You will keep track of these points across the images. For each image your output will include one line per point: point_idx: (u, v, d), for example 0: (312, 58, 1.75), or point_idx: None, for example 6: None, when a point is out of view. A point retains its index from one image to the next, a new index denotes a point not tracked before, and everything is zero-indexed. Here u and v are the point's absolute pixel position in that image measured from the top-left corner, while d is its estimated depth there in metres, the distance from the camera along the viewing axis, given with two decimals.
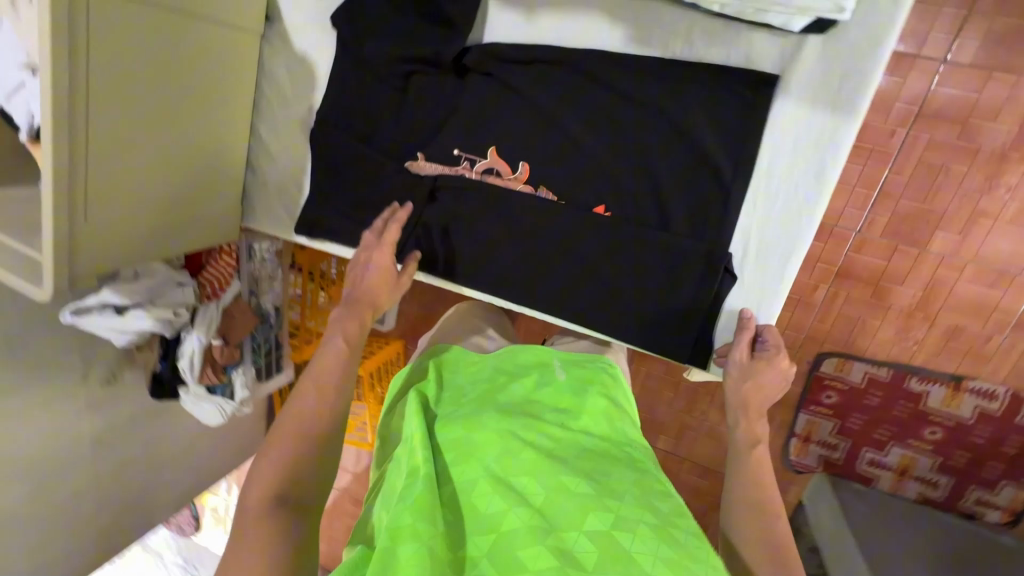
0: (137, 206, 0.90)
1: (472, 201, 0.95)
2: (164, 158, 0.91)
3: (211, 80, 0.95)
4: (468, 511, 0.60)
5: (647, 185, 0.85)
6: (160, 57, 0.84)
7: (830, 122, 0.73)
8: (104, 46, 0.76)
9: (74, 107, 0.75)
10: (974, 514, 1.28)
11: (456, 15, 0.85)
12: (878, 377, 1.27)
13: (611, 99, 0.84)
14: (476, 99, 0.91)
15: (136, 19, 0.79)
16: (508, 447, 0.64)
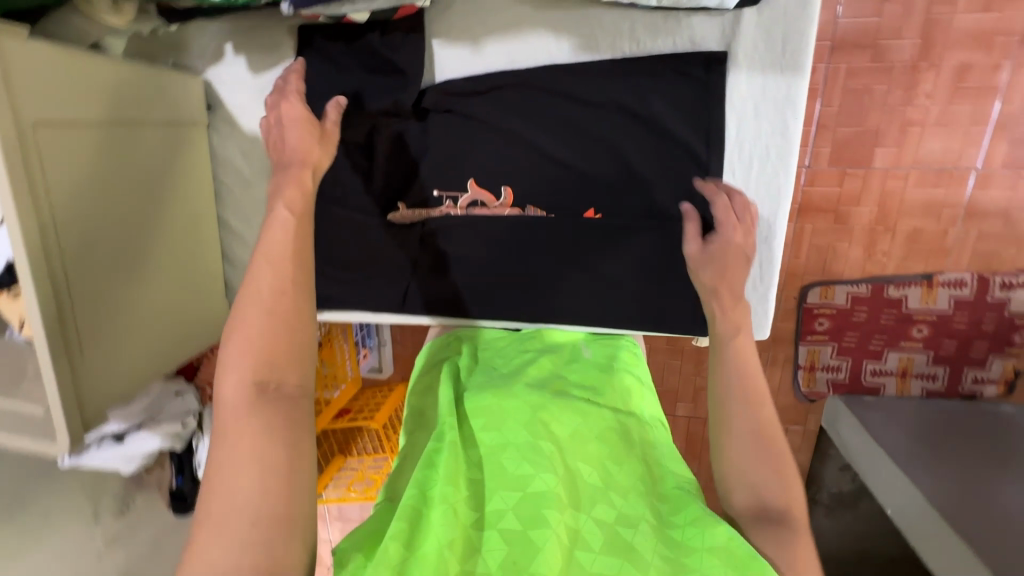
0: (129, 324, 0.88)
1: (463, 236, 0.95)
2: (142, 265, 0.89)
3: (173, 177, 0.92)
4: (494, 470, 0.65)
5: (627, 179, 0.87)
6: (120, 168, 0.82)
7: (782, 82, 0.78)
8: (63, 173, 0.74)
9: (48, 244, 0.72)
10: (974, 394, 1.34)
11: (404, 63, 0.85)
12: (860, 295, 1.33)
13: (574, 107, 0.86)
14: (441, 137, 0.91)
15: (85, 137, 0.77)
16: (539, 419, 0.70)
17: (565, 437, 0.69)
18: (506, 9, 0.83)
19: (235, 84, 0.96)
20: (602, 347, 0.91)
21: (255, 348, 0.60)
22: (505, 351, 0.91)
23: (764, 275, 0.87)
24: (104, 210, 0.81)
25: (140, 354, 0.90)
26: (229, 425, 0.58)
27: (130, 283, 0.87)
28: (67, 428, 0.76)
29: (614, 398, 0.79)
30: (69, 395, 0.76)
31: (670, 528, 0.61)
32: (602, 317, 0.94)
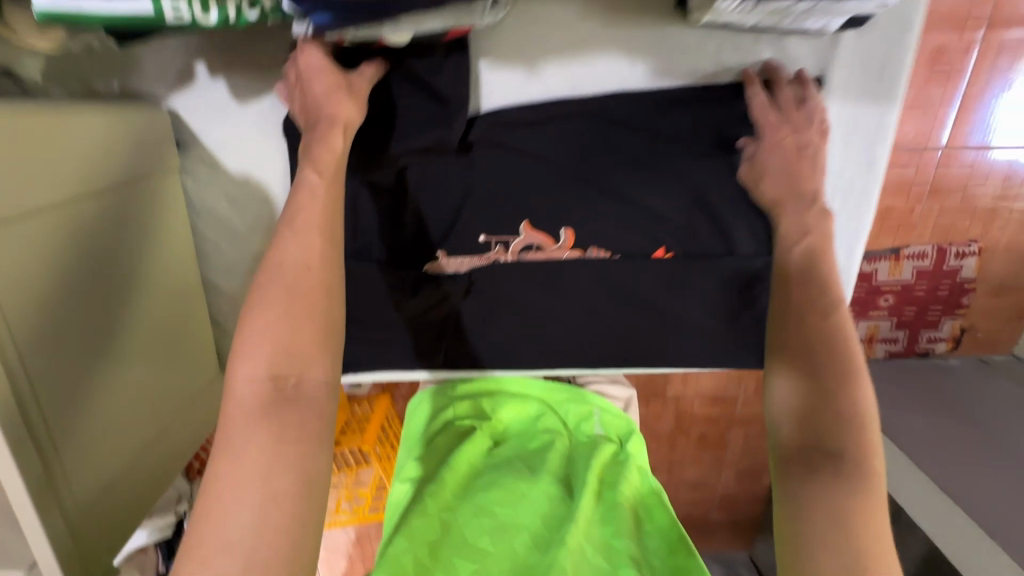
0: (134, 440, 0.71)
1: (515, 284, 0.84)
2: (134, 374, 0.70)
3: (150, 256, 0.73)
4: (502, 551, 0.68)
5: (700, 214, 0.80)
6: (95, 258, 0.63)
7: (874, 112, 0.72)
8: (22, 287, 0.54)
9: (20, 384, 0.53)
10: (926, 353, 1.33)
11: (451, 95, 0.72)
12: None
13: (645, 138, 0.76)
14: (487, 173, 0.78)
15: (43, 231, 0.57)
16: (550, 510, 0.74)
17: (577, 520, 0.71)
18: (572, 25, 0.72)
19: (215, 114, 0.75)
20: (612, 424, 0.90)
21: (277, 341, 0.53)
22: (515, 410, 0.91)
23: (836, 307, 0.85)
24: (83, 318, 0.62)
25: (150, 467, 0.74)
26: (240, 448, 0.50)
27: (132, 391, 0.70)
28: None
29: (620, 478, 0.80)
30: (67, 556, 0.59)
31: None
32: (666, 357, 0.89)
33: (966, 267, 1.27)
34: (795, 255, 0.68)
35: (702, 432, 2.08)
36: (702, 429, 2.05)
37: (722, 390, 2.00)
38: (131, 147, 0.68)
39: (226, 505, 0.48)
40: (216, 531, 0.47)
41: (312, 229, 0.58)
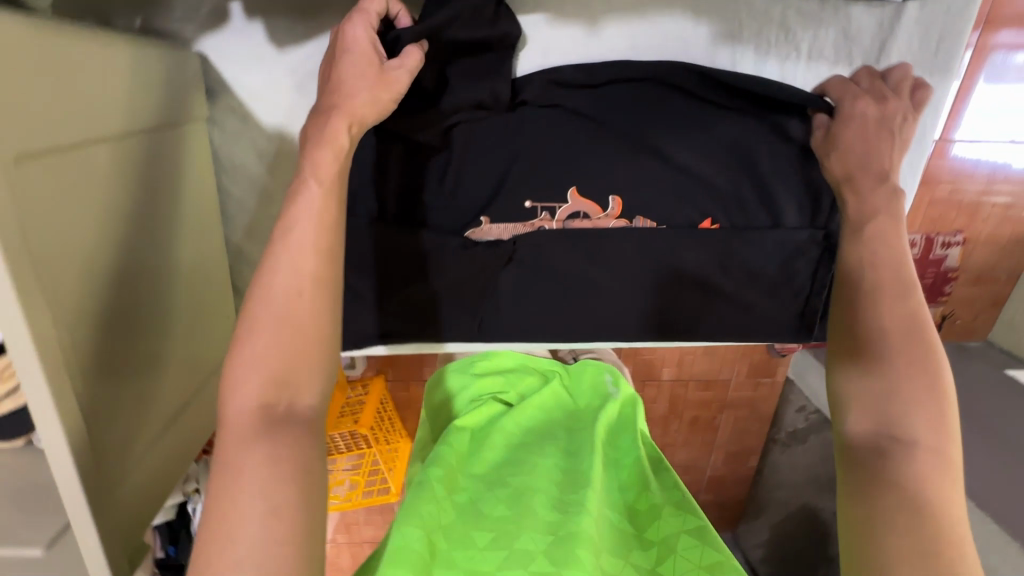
0: (159, 402, 0.65)
1: (556, 255, 0.81)
2: (156, 329, 0.64)
3: (175, 204, 0.67)
4: (517, 513, 0.71)
5: (748, 184, 0.79)
6: (129, 205, 0.58)
7: (928, 87, 0.73)
8: (68, 231, 0.49)
9: (70, 342, 0.49)
10: None
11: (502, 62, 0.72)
12: None
13: (705, 104, 0.75)
14: (537, 133, 0.76)
15: (83, 168, 0.51)
16: (564, 473, 0.77)
17: (592, 480, 0.73)
18: None
19: (251, 60, 0.69)
20: (626, 390, 0.89)
21: (269, 363, 0.49)
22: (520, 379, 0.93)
23: None
24: (114, 263, 0.56)
25: (183, 431, 0.71)
26: (236, 471, 0.45)
27: (156, 345, 0.64)
28: None
29: (632, 444, 0.83)
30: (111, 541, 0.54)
31: (662, 565, 0.69)
32: (704, 333, 0.88)
33: (950, 257, 1.30)
34: (864, 237, 0.63)
35: (694, 416, 2.11)
36: (695, 413, 2.08)
37: (716, 373, 2.03)
38: (163, 86, 0.62)
39: (246, 513, 0.43)
40: (223, 552, 0.42)
41: (317, 238, 0.53)
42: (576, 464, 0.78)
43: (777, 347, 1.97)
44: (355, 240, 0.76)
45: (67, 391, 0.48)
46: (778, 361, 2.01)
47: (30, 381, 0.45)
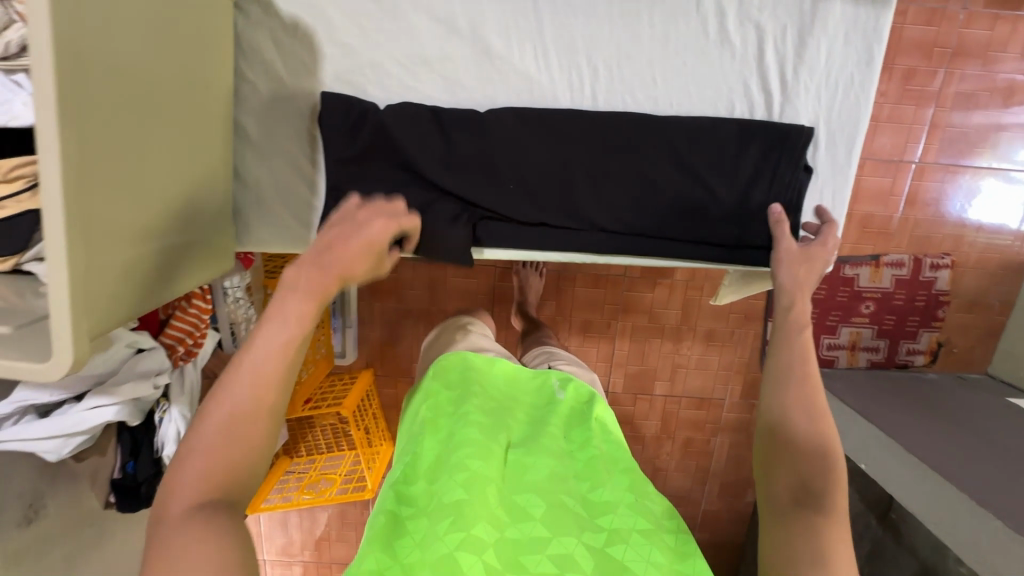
0: (142, 214, 0.68)
1: (535, 152, 0.87)
2: (149, 145, 0.68)
3: (197, 48, 0.74)
4: (475, 503, 0.66)
5: (714, 104, 0.86)
6: (138, 129, 0.66)
7: (870, 13, 0.81)
8: (91, 122, 0.58)
9: (72, 80, 0.55)
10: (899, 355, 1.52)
11: (469, 163, 0.87)
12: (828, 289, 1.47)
13: (671, 22, 0.83)
14: (522, 42, 0.84)
15: (112, 78, 0.61)
16: (522, 466, 0.73)
17: (542, 483, 0.71)
18: None
19: None
20: (576, 391, 0.87)
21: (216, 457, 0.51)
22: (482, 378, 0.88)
23: (835, 205, 0.90)
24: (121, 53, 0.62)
25: (149, 269, 0.70)
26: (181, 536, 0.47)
27: (143, 161, 0.67)
28: (67, 350, 0.54)
29: (589, 429, 0.80)
30: (78, 309, 0.56)
31: (610, 548, 0.64)
32: (676, 246, 0.90)
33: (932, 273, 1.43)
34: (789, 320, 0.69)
35: (688, 438, 2.08)
36: (688, 434, 2.07)
37: (710, 391, 2.01)
38: (201, 23, 0.74)
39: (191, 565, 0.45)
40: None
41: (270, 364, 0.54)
42: (533, 456, 0.74)
43: None
44: (345, 124, 0.84)
45: (67, 114, 0.54)
46: None
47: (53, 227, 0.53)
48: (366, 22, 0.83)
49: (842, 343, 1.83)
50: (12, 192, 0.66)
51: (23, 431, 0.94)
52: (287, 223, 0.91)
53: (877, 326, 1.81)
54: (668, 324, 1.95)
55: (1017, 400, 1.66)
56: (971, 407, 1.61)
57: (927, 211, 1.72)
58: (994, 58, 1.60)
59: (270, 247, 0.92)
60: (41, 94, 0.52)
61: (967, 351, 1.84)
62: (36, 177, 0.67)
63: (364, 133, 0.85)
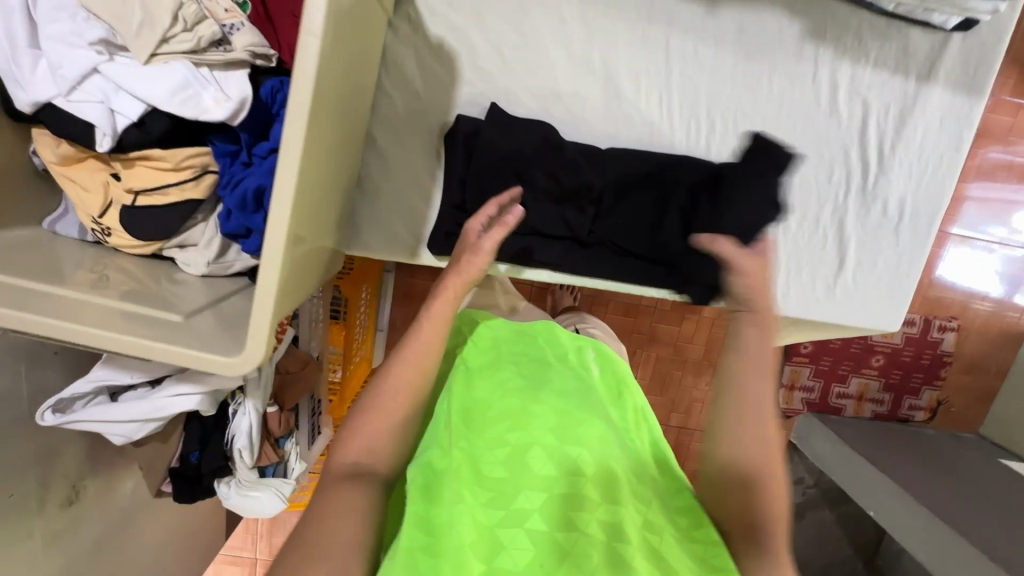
0: (305, 214, 0.67)
1: (643, 189, 0.91)
2: (320, 148, 0.67)
3: (352, 54, 0.71)
4: (519, 473, 0.63)
5: (815, 167, 0.93)
6: (319, 135, 0.65)
7: (966, 103, 0.90)
8: (312, 137, 0.58)
9: (318, 101, 0.54)
10: (906, 414, 1.94)
11: (591, 193, 0.90)
12: (823, 368, 1.89)
13: (788, 88, 0.90)
14: (651, 90, 0.89)
15: (324, 88, 0.59)
16: (569, 424, 0.67)
17: (594, 442, 0.66)
18: None
19: None
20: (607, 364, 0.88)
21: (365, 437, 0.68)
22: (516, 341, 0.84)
23: (910, 269, 0.98)
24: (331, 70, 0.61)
25: (296, 269, 0.71)
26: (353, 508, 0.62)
27: (314, 166, 0.66)
28: (263, 340, 0.56)
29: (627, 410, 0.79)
30: (275, 309, 0.57)
31: (654, 534, 0.60)
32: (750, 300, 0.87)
33: (931, 337, 1.86)
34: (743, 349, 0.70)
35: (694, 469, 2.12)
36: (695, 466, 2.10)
37: None
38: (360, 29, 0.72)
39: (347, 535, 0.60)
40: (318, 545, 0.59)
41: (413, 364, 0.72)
42: (580, 416, 0.69)
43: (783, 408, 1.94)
44: (473, 147, 0.88)
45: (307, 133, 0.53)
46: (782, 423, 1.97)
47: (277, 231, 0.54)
48: (508, 51, 0.87)
49: (850, 393, 1.92)
50: (178, 181, 0.67)
51: (100, 413, 0.93)
52: (395, 231, 0.94)
53: (884, 379, 1.91)
54: (690, 356, 2.00)
55: (1006, 462, 1.73)
56: (970, 465, 1.69)
57: (941, 276, 1.83)
58: (1013, 142, 1.75)
59: (373, 253, 0.94)
60: (299, 111, 0.51)
61: (963, 411, 1.95)
62: (205, 169, 0.68)
63: (494, 151, 0.88)
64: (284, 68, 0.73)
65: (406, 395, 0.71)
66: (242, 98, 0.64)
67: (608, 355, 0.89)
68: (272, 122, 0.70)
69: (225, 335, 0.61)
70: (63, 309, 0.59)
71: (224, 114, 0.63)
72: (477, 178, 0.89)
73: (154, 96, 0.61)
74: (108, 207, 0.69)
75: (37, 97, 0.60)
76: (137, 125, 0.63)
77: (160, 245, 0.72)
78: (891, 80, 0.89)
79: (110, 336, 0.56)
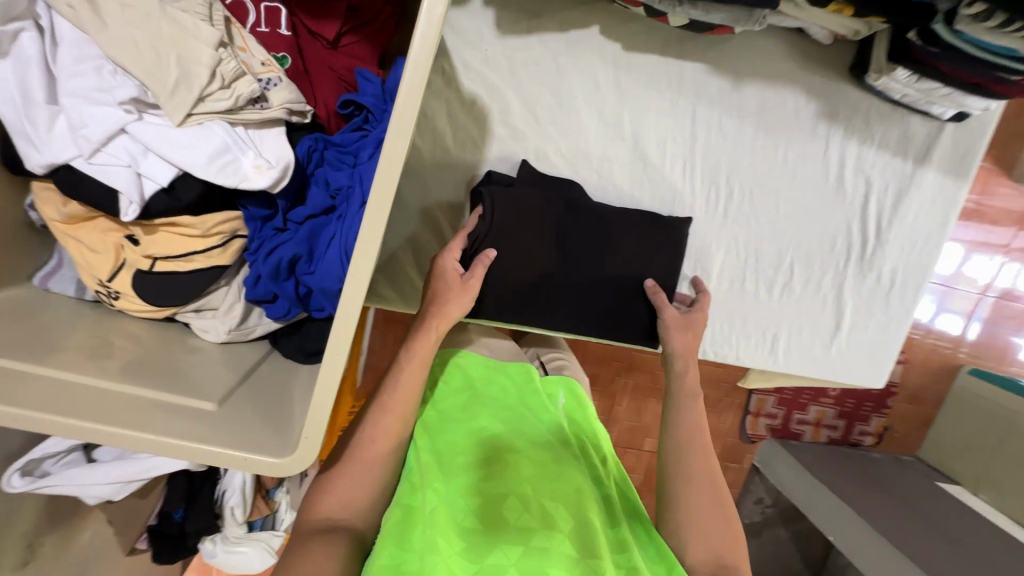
0: None
1: (650, 246, 0.89)
2: None
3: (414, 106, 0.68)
4: (492, 527, 0.61)
5: (819, 236, 0.98)
6: None
7: (955, 187, 0.97)
8: None
9: None
10: (857, 440, 2.00)
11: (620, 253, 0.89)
12: (785, 396, 1.95)
13: (801, 163, 0.94)
14: (675, 156, 0.91)
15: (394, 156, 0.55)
16: (544, 475, 0.66)
17: (567, 491, 0.66)
18: (776, 58, 0.89)
19: (475, 38, 0.82)
20: (575, 397, 0.83)
21: (342, 496, 0.65)
22: (488, 374, 0.79)
23: (898, 333, 1.04)
24: None
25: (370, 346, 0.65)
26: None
27: None
28: (319, 443, 0.53)
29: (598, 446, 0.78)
30: (330, 401, 0.53)
31: None
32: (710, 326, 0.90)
33: (892, 373, 1.91)
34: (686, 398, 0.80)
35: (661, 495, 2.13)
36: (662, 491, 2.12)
37: None
38: None
39: None
40: None
41: (393, 417, 0.67)
42: (554, 465, 0.68)
43: (747, 434, 1.96)
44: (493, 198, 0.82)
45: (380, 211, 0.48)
46: (746, 448, 1.99)
47: (345, 319, 0.50)
48: (540, 111, 0.86)
49: (809, 419, 1.96)
50: (205, 248, 0.62)
51: (78, 477, 0.85)
52: (413, 282, 0.91)
53: (838, 408, 1.96)
54: None
55: (942, 484, 1.80)
56: (910, 487, 1.74)
57: None
58: None
59: (387, 302, 0.91)
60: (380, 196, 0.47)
61: (905, 436, 2.00)
62: (234, 235, 0.63)
63: (524, 204, 0.83)
64: (318, 123, 0.69)
65: (384, 445, 0.67)
66: (285, 164, 0.60)
67: (579, 394, 0.83)
68: (307, 183, 0.66)
69: (264, 425, 0.57)
70: (83, 402, 0.52)
71: (266, 183, 0.58)
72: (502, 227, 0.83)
73: (189, 163, 0.55)
74: (118, 271, 0.63)
75: (55, 158, 0.54)
76: (165, 190, 0.57)
77: (174, 310, 0.66)
78: (891, 164, 0.96)
79: (149, 438, 0.51)
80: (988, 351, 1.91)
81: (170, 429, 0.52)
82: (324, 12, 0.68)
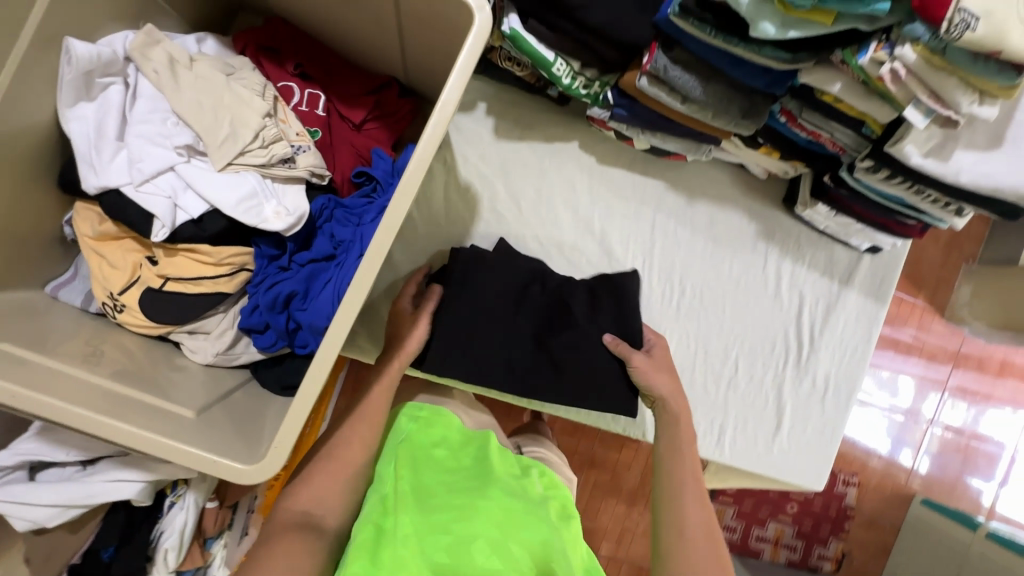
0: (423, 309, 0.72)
1: (608, 305, 0.96)
2: None
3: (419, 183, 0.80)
4: (461, 561, 0.63)
5: (760, 338, 1.10)
6: None
7: (877, 307, 1.12)
8: None
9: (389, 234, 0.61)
10: (817, 565, 1.95)
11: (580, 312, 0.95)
12: (743, 510, 1.92)
13: (744, 272, 1.09)
14: (635, 253, 1.05)
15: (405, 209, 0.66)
16: (511, 523, 0.68)
17: (533, 542, 0.67)
18: (721, 185, 1.07)
19: (475, 139, 0.99)
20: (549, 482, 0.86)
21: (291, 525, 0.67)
22: (461, 442, 0.86)
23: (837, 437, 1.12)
24: None
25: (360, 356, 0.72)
26: None
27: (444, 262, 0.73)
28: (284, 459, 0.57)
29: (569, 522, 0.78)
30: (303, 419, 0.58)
31: None
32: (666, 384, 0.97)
33: (848, 494, 1.94)
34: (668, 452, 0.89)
35: None
36: None
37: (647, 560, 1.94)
38: None
39: None
40: None
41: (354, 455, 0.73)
42: (522, 517, 0.70)
43: None
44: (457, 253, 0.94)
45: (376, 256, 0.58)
46: None
47: (330, 345, 0.57)
48: (523, 202, 1.01)
49: (767, 536, 1.93)
50: (214, 275, 0.70)
51: (19, 494, 0.83)
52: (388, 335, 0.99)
53: (797, 526, 1.94)
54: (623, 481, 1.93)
55: None
56: None
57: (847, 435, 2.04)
58: None
59: (360, 350, 0.99)
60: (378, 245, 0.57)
61: (863, 564, 1.97)
62: (242, 268, 0.72)
63: (504, 276, 0.94)
64: (333, 185, 0.81)
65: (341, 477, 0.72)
66: (302, 213, 0.70)
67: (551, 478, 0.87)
68: (314, 234, 0.76)
69: (235, 440, 0.60)
70: (74, 392, 0.57)
71: (281, 227, 0.67)
72: (463, 276, 0.93)
73: (222, 201, 0.66)
74: (130, 286, 0.70)
75: (107, 182, 0.64)
76: (194, 222, 0.67)
77: (170, 329, 0.72)
78: (819, 282, 1.11)
79: (129, 431, 0.55)
80: (937, 482, 1.97)
81: (152, 425, 0.56)
82: (355, 103, 0.84)
